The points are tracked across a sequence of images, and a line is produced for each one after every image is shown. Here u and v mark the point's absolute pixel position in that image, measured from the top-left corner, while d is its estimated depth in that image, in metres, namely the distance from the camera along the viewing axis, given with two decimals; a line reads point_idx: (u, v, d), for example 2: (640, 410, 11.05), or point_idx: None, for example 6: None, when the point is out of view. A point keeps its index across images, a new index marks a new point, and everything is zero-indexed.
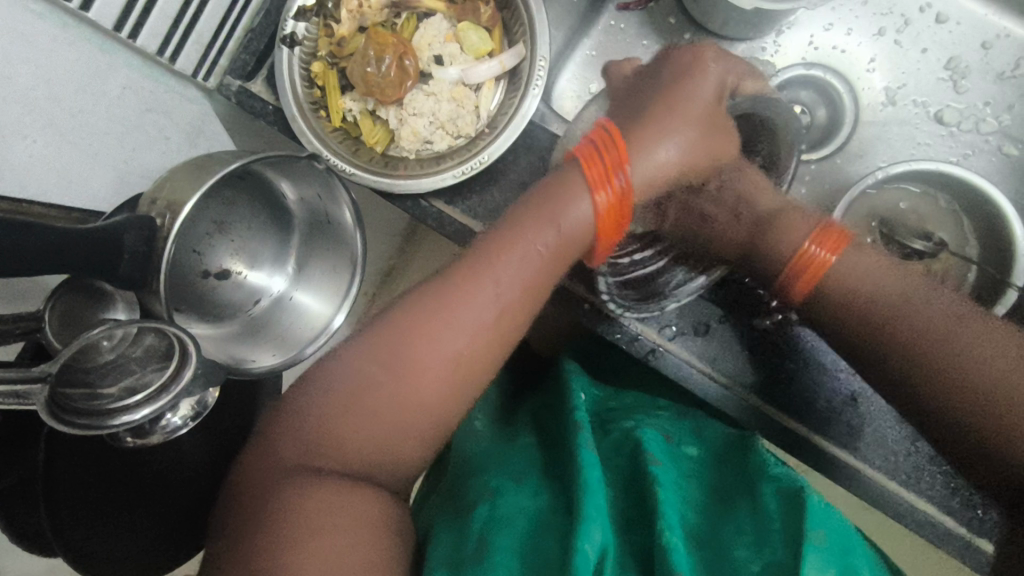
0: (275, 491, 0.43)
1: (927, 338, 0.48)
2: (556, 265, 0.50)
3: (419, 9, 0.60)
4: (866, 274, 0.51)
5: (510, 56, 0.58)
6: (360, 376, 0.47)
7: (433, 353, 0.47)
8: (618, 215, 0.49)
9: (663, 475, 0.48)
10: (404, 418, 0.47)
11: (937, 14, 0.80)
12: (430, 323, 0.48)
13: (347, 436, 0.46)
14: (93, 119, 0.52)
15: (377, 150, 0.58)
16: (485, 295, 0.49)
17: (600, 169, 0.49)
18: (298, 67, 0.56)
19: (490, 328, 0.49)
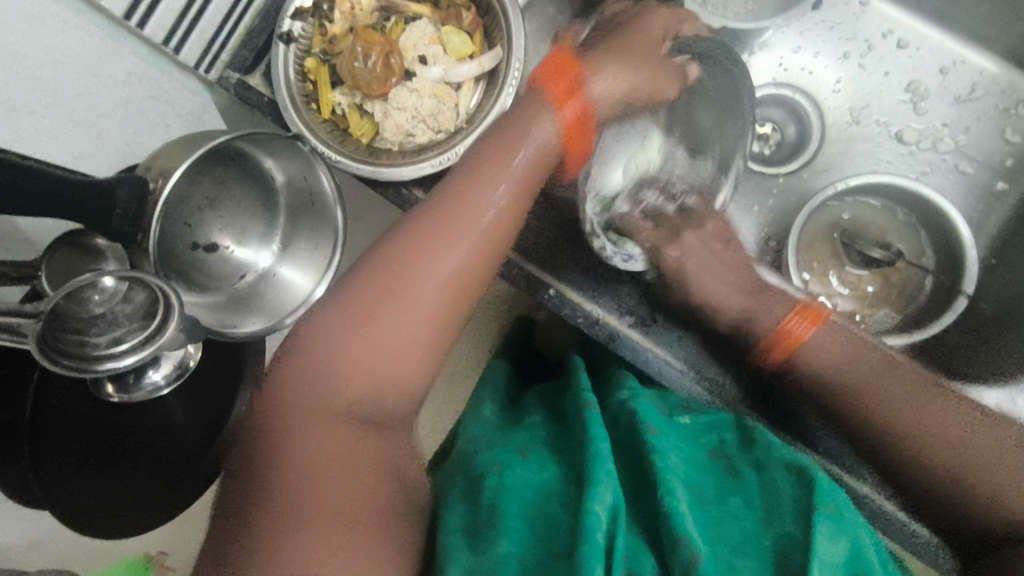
0: (271, 451, 0.46)
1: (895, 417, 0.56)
2: (529, 185, 0.54)
3: (407, 13, 0.64)
4: (832, 357, 0.60)
5: (489, 58, 0.63)
6: (326, 323, 0.49)
7: (387, 313, 0.49)
8: (579, 128, 0.56)
9: (661, 442, 0.53)
10: (384, 341, 0.48)
11: (898, 40, 0.85)
12: (393, 279, 0.49)
13: (342, 367, 0.48)
14: (98, 100, 0.58)
15: (363, 141, 0.63)
16: (463, 226, 0.51)
17: (560, 89, 0.56)
18: (292, 62, 0.61)
19: (472, 259, 0.51)
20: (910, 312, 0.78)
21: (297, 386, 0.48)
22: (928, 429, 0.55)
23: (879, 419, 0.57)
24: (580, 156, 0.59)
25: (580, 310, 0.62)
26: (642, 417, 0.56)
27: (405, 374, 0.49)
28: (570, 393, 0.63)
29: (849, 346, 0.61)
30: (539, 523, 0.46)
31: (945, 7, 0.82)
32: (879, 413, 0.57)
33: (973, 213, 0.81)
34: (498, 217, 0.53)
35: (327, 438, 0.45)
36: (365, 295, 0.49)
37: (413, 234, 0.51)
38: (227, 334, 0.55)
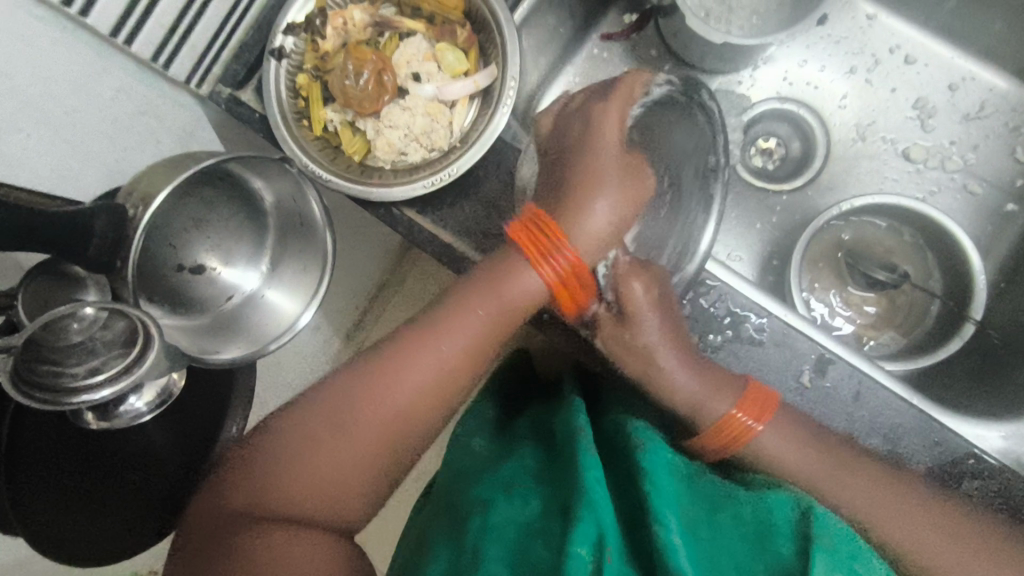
0: (261, 498, 0.52)
1: (867, 514, 0.54)
2: (497, 323, 0.57)
3: (401, 29, 0.63)
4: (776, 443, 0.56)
5: (484, 77, 0.61)
6: (332, 405, 0.56)
7: (388, 401, 0.56)
8: (569, 281, 0.54)
9: (654, 469, 0.52)
10: (354, 456, 0.55)
11: (906, 56, 0.83)
12: (397, 367, 0.57)
13: (314, 469, 0.54)
14: (86, 118, 0.56)
15: (355, 159, 0.61)
16: (427, 358, 0.56)
17: (539, 250, 0.54)
18: (283, 78, 0.60)
19: (437, 378, 0.57)
20: (915, 336, 0.76)
21: (299, 456, 0.54)
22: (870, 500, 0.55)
23: (834, 484, 0.56)
24: (576, 301, 0.56)
25: None
26: (634, 446, 0.55)
27: (383, 456, 0.56)
28: (563, 421, 0.62)
29: (801, 435, 0.56)
30: (524, 564, 0.46)
31: (955, 22, 0.80)
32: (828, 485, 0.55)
33: (981, 234, 0.79)
34: (462, 354, 0.57)
35: (326, 485, 0.54)
36: (339, 404, 0.56)
37: (385, 363, 0.56)
38: (208, 360, 0.54)
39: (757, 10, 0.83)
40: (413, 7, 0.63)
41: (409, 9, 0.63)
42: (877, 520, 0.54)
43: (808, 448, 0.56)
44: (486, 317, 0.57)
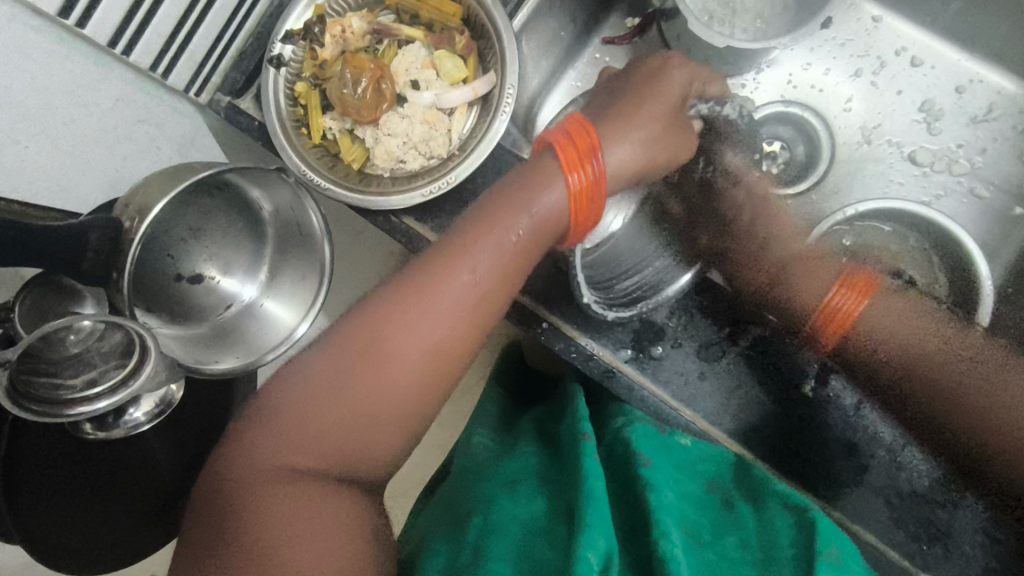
0: (289, 450, 0.47)
1: (933, 384, 0.49)
2: (522, 255, 0.51)
3: (400, 36, 0.62)
4: (903, 331, 0.49)
5: (483, 84, 0.61)
6: (349, 348, 0.49)
7: (411, 334, 0.48)
8: (589, 199, 0.51)
9: (655, 476, 0.52)
10: (382, 397, 0.48)
11: (912, 58, 0.82)
12: (414, 303, 0.49)
13: (332, 410, 0.47)
14: (84, 128, 0.57)
15: (354, 167, 0.62)
16: (455, 287, 0.49)
17: (571, 156, 0.51)
18: (282, 87, 0.61)
19: (463, 316, 0.50)
20: None
21: (319, 398, 0.48)
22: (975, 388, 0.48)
23: (912, 382, 0.50)
24: (590, 217, 0.52)
25: (574, 345, 0.60)
26: (636, 446, 0.54)
27: (419, 396, 0.49)
28: (564, 420, 0.62)
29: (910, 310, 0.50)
30: (528, 565, 0.46)
31: (962, 24, 0.79)
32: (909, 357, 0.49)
33: (988, 239, 0.78)
34: (490, 285, 0.50)
35: (355, 427, 0.47)
36: (361, 341, 0.48)
37: (398, 300, 0.49)
38: (204, 371, 0.54)
39: (761, 14, 0.83)
40: (412, 14, 0.63)
41: (408, 16, 0.63)
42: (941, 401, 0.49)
43: (904, 326, 0.49)
44: (520, 245, 0.51)
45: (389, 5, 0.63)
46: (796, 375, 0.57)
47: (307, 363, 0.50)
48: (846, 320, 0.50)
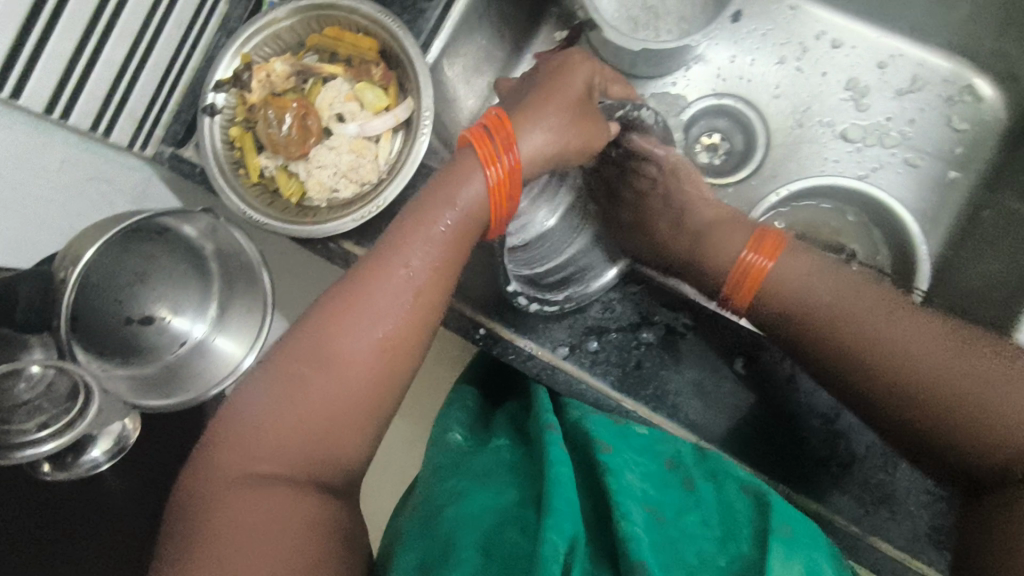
0: (251, 455, 0.48)
1: (842, 311, 0.55)
2: (458, 242, 0.54)
3: (322, 74, 0.66)
4: (817, 283, 0.57)
5: (403, 110, 0.64)
6: (301, 356, 0.51)
7: (358, 336, 0.51)
8: (507, 189, 0.54)
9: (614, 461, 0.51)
10: (335, 401, 0.50)
11: (832, 40, 0.85)
12: (360, 304, 0.51)
13: (291, 412, 0.49)
14: (33, 189, 0.60)
15: (292, 201, 0.65)
16: (397, 280, 0.52)
17: (489, 148, 0.54)
18: (218, 132, 0.65)
19: (409, 312, 0.53)
20: None
21: (274, 405, 0.49)
22: (898, 332, 0.53)
23: (832, 302, 0.56)
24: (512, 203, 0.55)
25: (512, 347, 0.62)
26: (596, 436, 0.54)
27: (366, 391, 0.51)
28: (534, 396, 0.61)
29: (820, 265, 0.59)
30: (498, 555, 0.46)
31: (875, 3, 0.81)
32: (804, 288, 0.57)
33: (926, 206, 0.80)
34: (430, 277, 0.53)
35: (312, 426, 0.49)
36: (306, 354, 0.51)
37: (354, 289, 0.52)
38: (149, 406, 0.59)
39: (683, 14, 0.86)
40: (331, 53, 0.66)
41: (328, 55, 0.67)
42: (848, 312, 0.55)
43: (812, 278, 0.58)
44: (452, 233, 0.54)
45: (310, 47, 0.67)
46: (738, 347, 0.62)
47: (256, 380, 0.51)
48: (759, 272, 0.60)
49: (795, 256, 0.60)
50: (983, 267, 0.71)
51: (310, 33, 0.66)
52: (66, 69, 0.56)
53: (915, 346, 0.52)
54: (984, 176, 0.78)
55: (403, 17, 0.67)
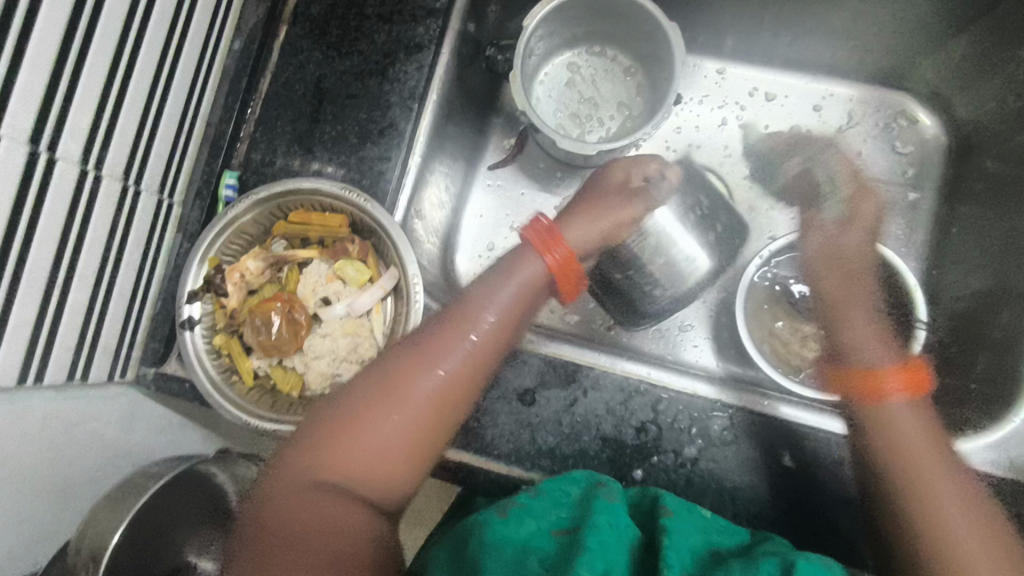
0: (315, 469, 0.48)
1: (919, 483, 0.52)
2: (521, 300, 0.61)
3: (297, 259, 0.65)
4: (906, 422, 0.56)
5: (388, 279, 0.62)
6: (377, 383, 0.53)
7: (427, 376, 0.53)
8: (564, 274, 0.64)
9: (673, 525, 0.50)
10: (400, 434, 0.51)
11: (765, 94, 0.88)
12: (429, 342, 0.55)
13: (362, 439, 0.50)
14: (23, 460, 0.54)
15: (294, 395, 0.63)
16: (465, 328, 0.57)
17: (549, 243, 0.63)
18: (202, 344, 0.62)
19: (472, 353, 0.56)
20: None
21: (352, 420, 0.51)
22: (956, 510, 0.50)
23: (907, 456, 0.54)
24: (571, 278, 0.65)
25: None
26: (662, 503, 0.54)
27: (425, 434, 0.53)
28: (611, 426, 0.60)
29: (925, 431, 0.56)
30: None
31: (798, 54, 0.85)
32: (899, 448, 0.54)
33: (898, 230, 0.83)
34: (491, 328, 0.58)
35: (374, 463, 0.50)
36: (387, 382, 0.53)
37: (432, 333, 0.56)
38: None
39: (621, 100, 0.89)
40: (301, 237, 0.65)
41: (299, 240, 0.66)
42: (937, 506, 0.50)
43: (914, 428, 0.56)
44: (512, 305, 0.60)
45: (278, 235, 0.65)
46: (783, 441, 0.60)
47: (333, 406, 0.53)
48: (884, 386, 0.59)
49: (919, 417, 0.57)
50: (969, 284, 0.74)
51: (275, 221, 0.65)
52: (33, 328, 0.53)
53: (962, 509, 0.50)
54: (941, 194, 0.82)
55: (364, 182, 0.66)
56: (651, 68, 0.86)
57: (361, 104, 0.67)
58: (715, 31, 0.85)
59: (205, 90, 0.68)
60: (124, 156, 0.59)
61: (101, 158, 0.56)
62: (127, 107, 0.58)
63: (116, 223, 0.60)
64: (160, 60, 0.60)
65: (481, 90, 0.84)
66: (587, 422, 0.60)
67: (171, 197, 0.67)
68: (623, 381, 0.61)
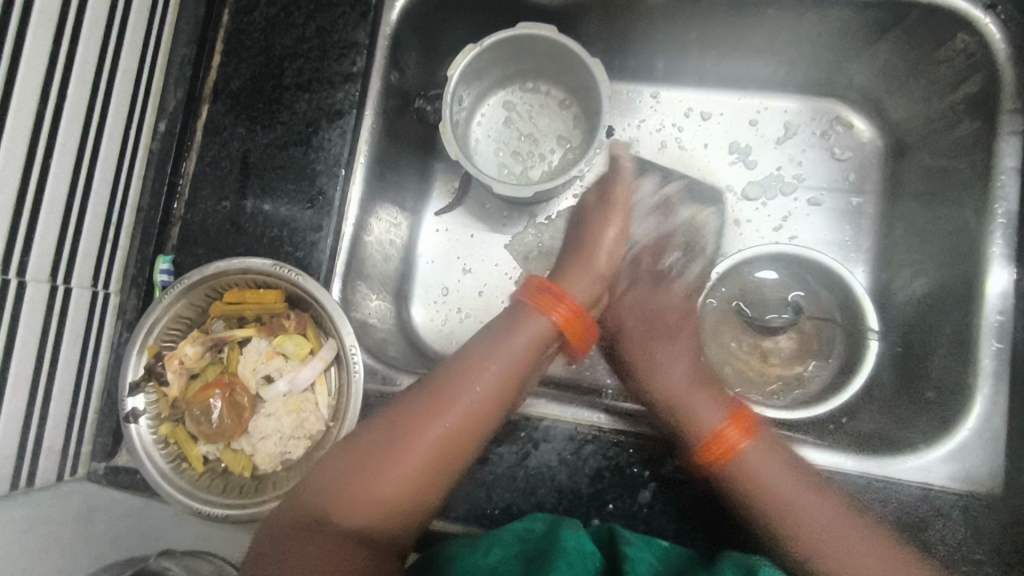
0: (325, 507, 0.51)
1: (791, 518, 0.56)
2: (541, 346, 0.61)
3: (235, 339, 0.65)
4: (775, 476, 0.57)
5: (328, 350, 0.63)
6: (385, 430, 0.55)
7: (435, 423, 0.55)
8: (570, 327, 0.63)
9: (635, 551, 0.52)
10: (402, 480, 0.53)
11: (700, 114, 0.87)
12: (444, 391, 0.56)
13: (367, 484, 0.52)
14: None
15: (247, 475, 0.62)
16: (483, 374, 0.58)
17: (549, 301, 0.62)
18: (147, 436, 0.61)
19: (486, 400, 0.57)
20: (837, 354, 0.75)
21: (374, 453, 0.53)
22: (840, 535, 0.54)
23: (781, 498, 0.56)
24: (581, 332, 0.64)
25: None
26: (618, 533, 0.55)
27: (432, 481, 0.54)
28: (570, 473, 0.60)
29: (798, 476, 0.58)
30: None
31: (726, 72, 0.85)
32: (768, 496, 0.57)
33: (847, 236, 0.82)
34: (509, 371, 0.59)
35: (383, 506, 0.52)
36: (403, 425, 0.55)
37: (446, 379, 0.57)
38: None
39: (559, 133, 0.88)
40: (238, 316, 0.65)
41: (237, 319, 0.65)
42: (847, 536, 0.54)
43: (787, 474, 0.57)
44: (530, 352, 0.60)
45: (215, 316, 0.65)
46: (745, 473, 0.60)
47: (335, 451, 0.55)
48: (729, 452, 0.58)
49: (789, 462, 0.58)
50: (914, 287, 0.74)
51: (211, 303, 0.64)
52: None
53: (839, 546, 0.54)
54: (883, 194, 0.81)
55: (298, 254, 0.67)
56: (585, 100, 0.85)
57: (288, 175, 0.68)
58: (644, 56, 0.84)
59: (131, 178, 0.67)
60: (49, 258, 0.59)
61: (23, 263, 0.56)
62: (47, 208, 0.58)
63: (47, 325, 0.59)
64: (78, 156, 0.60)
65: (415, 139, 0.82)
66: (539, 475, 0.61)
67: (106, 287, 0.66)
68: (573, 431, 0.61)
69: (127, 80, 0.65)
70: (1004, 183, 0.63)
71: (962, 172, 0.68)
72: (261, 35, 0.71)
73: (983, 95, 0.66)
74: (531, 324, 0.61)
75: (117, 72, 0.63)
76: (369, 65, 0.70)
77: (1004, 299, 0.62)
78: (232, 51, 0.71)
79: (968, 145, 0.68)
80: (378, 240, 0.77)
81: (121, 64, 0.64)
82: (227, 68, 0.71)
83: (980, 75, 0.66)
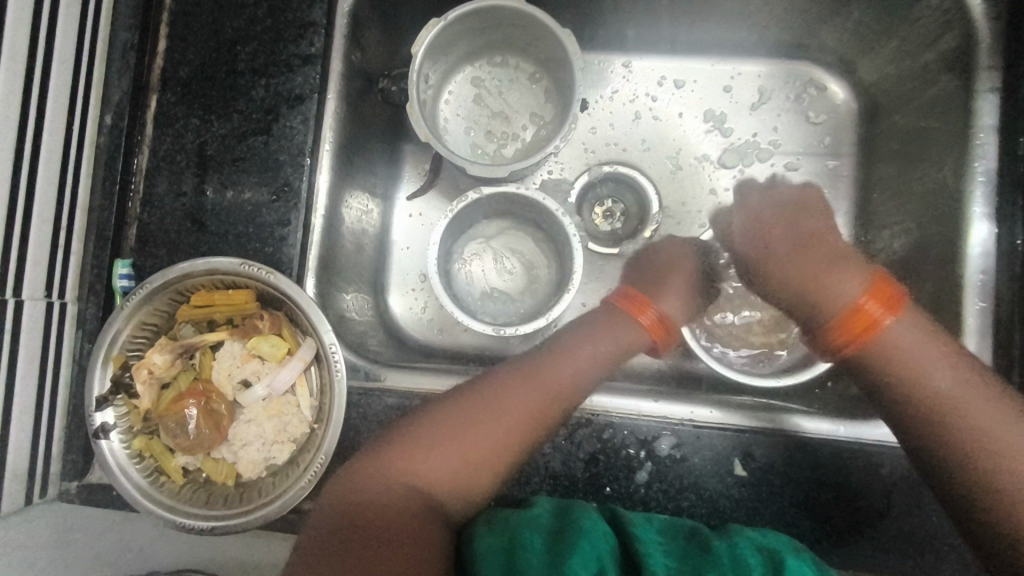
0: (395, 473, 0.51)
1: (942, 399, 0.54)
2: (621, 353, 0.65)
3: (207, 344, 0.62)
4: (912, 351, 0.56)
5: (307, 349, 0.60)
6: (455, 415, 0.55)
7: (512, 403, 0.57)
8: (658, 328, 0.67)
9: (645, 530, 0.52)
10: (465, 460, 0.53)
11: (673, 82, 0.85)
12: (533, 372, 0.59)
13: (426, 457, 0.53)
14: None
15: (230, 484, 0.60)
16: (575, 365, 0.60)
17: (641, 306, 0.67)
18: (121, 451, 0.58)
19: (573, 385, 0.59)
20: None
21: (471, 415, 0.55)
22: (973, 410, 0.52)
23: (921, 384, 0.55)
24: (664, 338, 0.68)
25: None
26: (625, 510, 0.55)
27: (509, 456, 0.55)
28: (569, 457, 0.60)
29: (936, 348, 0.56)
30: None
31: (699, 37, 0.83)
32: (913, 378, 0.55)
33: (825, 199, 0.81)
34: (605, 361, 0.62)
35: (439, 479, 0.52)
36: (471, 409, 0.56)
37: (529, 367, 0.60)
38: None
39: (532, 109, 0.85)
40: (208, 319, 0.62)
41: (206, 322, 0.62)
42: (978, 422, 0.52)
43: (922, 355, 0.56)
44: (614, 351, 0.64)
45: (182, 321, 0.61)
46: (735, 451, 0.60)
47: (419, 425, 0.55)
48: (866, 324, 0.58)
49: (924, 339, 0.57)
50: (894, 248, 0.74)
51: (177, 307, 0.61)
52: None
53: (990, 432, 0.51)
54: (859, 156, 0.81)
55: (267, 249, 0.64)
56: (555, 72, 0.82)
57: (250, 168, 0.64)
58: (612, 24, 0.82)
59: (78, 175, 0.63)
60: None
61: None
62: None
63: None
64: (16, 158, 0.56)
65: (381, 122, 0.78)
66: (533, 463, 0.60)
67: (61, 296, 0.62)
68: (566, 417, 0.60)
69: (64, 72, 0.60)
70: (983, 142, 0.64)
71: (938, 131, 0.68)
72: (209, 17, 0.66)
73: (959, 52, 0.65)
74: (628, 324, 0.66)
75: (51, 65, 0.58)
76: (328, 46, 0.66)
77: (986, 258, 0.63)
78: (178, 35, 0.66)
79: (945, 103, 0.67)
80: (350, 229, 0.74)
81: (56, 54, 0.59)
82: (174, 54, 0.66)
83: (955, 33, 0.65)
